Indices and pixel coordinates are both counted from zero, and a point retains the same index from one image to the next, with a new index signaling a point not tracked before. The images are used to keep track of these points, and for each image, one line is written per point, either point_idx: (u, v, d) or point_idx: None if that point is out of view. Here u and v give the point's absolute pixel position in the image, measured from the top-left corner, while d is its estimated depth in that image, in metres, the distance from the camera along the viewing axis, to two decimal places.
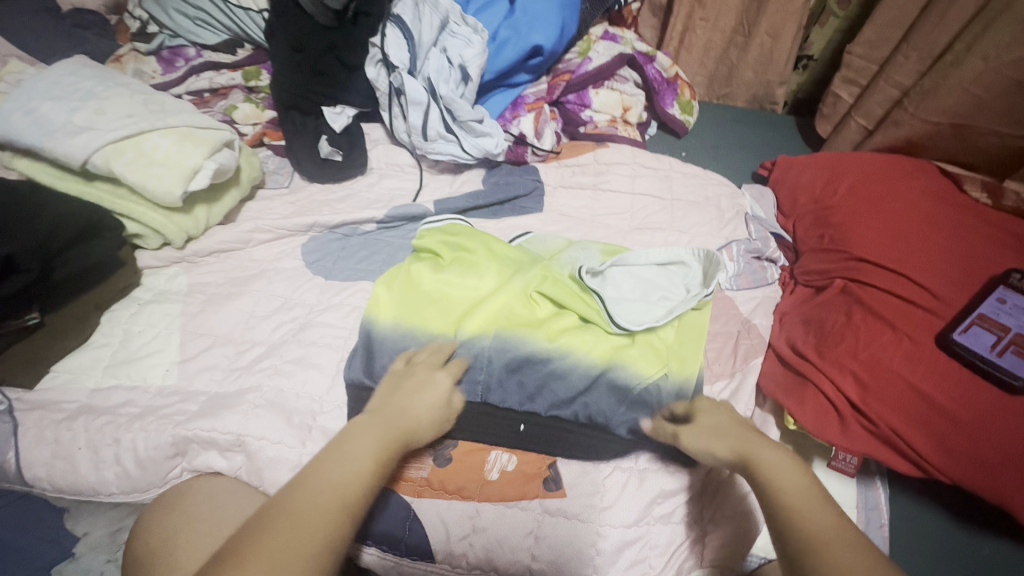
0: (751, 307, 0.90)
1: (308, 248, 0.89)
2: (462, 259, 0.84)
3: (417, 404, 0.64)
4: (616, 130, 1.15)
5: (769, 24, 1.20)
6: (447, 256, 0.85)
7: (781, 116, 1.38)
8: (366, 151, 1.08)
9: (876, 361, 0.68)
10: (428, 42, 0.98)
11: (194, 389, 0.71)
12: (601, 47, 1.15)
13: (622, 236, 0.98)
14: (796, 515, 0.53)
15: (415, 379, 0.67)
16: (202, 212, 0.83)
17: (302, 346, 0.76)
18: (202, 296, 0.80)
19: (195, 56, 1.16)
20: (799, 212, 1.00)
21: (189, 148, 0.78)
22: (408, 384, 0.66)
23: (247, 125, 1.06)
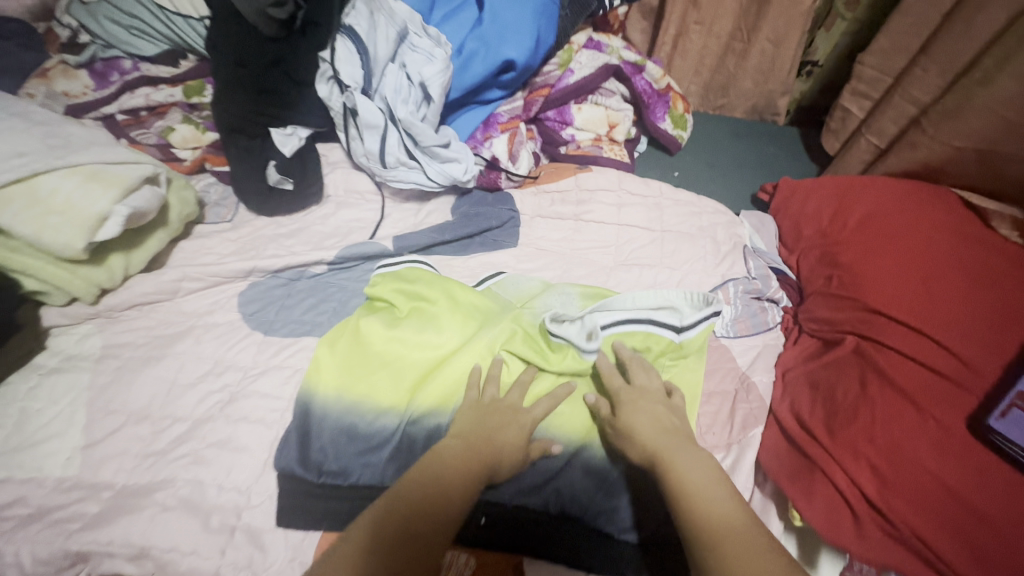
0: (750, 359, 0.79)
1: (246, 298, 0.79)
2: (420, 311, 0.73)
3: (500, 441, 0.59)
4: (601, 150, 1.04)
5: (769, 30, 1.09)
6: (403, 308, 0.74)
7: (782, 127, 1.27)
8: (322, 178, 0.97)
9: (896, 447, 0.58)
10: (385, 56, 0.86)
11: (99, 481, 0.60)
12: (584, 57, 1.03)
13: (606, 274, 0.87)
14: (694, 506, 0.50)
15: (499, 417, 0.62)
16: (118, 261, 0.72)
17: (231, 424, 0.65)
18: (116, 363, 0.69)
19: (131, 68, 1.04)
20: (804, 246, 0.90)
21: (96, 191, 0.67)
22: (493, 421, 0.61)
23: (186, 149, 0.95)
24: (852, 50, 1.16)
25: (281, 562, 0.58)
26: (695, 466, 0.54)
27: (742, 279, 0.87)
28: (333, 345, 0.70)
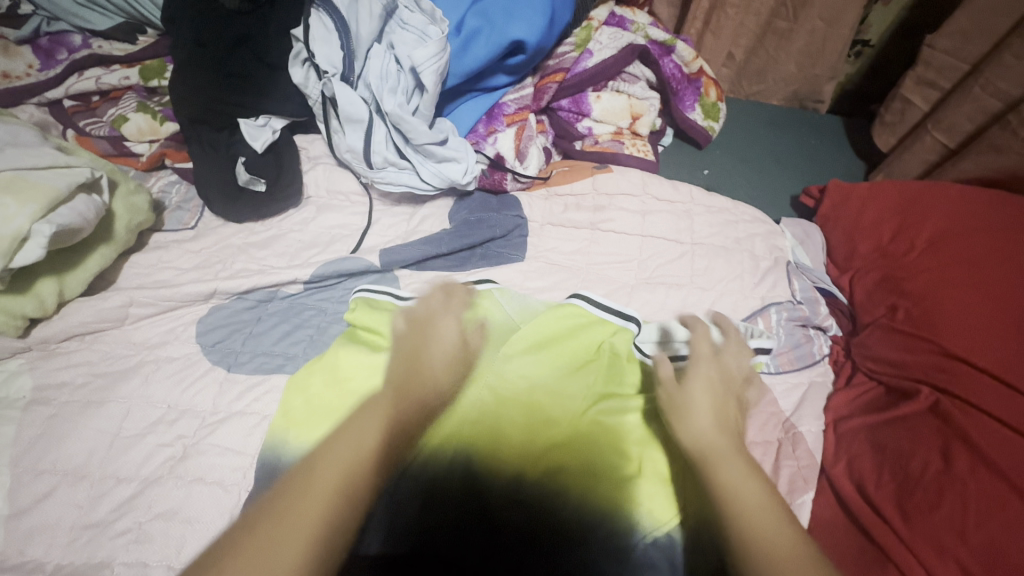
0: (796, 401, 0.68)
1: (206, 325, 0.67)
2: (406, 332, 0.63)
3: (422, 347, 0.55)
4: (623, 145, 0.90)
5: (821, 7, 0.94)
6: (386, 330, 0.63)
7: (825, 116, 1.12)
8: (301, 175, 0.84)
9: (993, 545, 0.47)
10: (370, 36, 0.72)
11: (23, 561, 0.50)
12: (604, 35, 0.88)
13: (627, 295, 0.75)
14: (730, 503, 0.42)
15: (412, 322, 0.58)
16: (48, 287, 0.61)
17: (183, 488, 0.55)
18: (48, 411, 0.58)
19: (82, 45, 0.91)
20: (860, 265, 0.77)
21: (10, 207, 0.55)
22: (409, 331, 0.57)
23: (143, 143, 0.83)
24: (911, 28, 1.01)
25: None
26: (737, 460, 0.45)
27: (786, 304, 0.75)
28: (303, 382, 0.60)
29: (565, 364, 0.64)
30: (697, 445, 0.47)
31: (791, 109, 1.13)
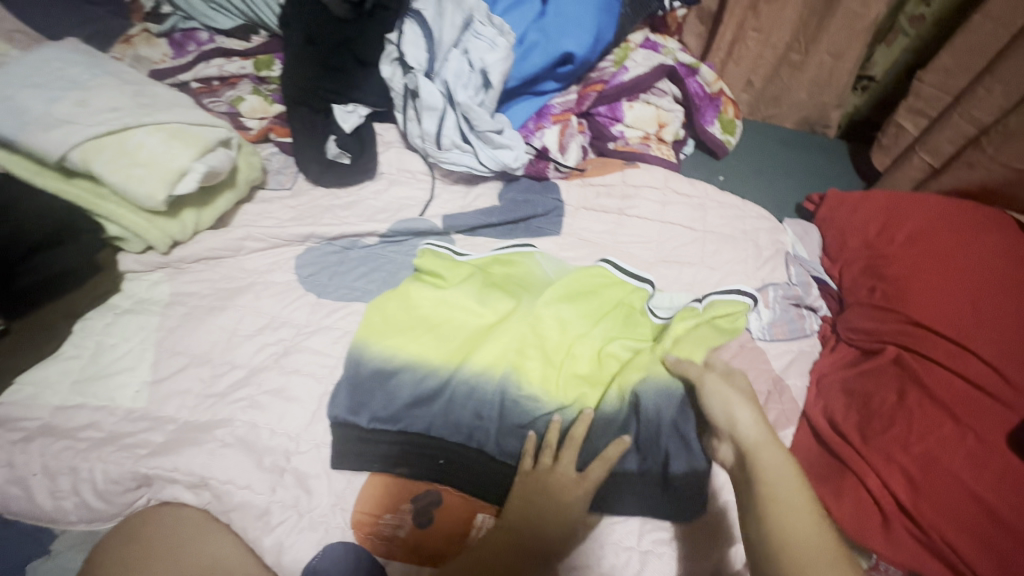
0: (785, 362, 0.79)
1: (303, 261, 0.83)
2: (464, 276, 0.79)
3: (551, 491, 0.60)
4: (649, 148, 1.05)
5: (829, 44, 1.10)
6: (448, 273, 0.79)
7: (832, 141, 1.26)
8: (377, 155, 1.00)
9: (931, 458, 0.60)
10: (449, 42, 0.89)
11: (162, 415, 0.65)
12: (639, 56, 1.05)
13: (646, 268, 0.89)
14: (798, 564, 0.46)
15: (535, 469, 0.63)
16: (190, 216, 0.77)
17: (283, 375, 0.69)
18: (182, 310, 0.74)
19: (208, 40, 1.10)
20: (847, 256, 0.90)
21: (177, 148, 0.71)
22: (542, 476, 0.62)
23: (254, 119, 1.00)
24: (910, 67, 1.16)
25: (326, 507, 0.62)
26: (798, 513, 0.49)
27: (782, 284, 0.88)
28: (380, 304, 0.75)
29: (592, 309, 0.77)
30: (788, 534, 0.48)
31: (802, 132, 1.27)
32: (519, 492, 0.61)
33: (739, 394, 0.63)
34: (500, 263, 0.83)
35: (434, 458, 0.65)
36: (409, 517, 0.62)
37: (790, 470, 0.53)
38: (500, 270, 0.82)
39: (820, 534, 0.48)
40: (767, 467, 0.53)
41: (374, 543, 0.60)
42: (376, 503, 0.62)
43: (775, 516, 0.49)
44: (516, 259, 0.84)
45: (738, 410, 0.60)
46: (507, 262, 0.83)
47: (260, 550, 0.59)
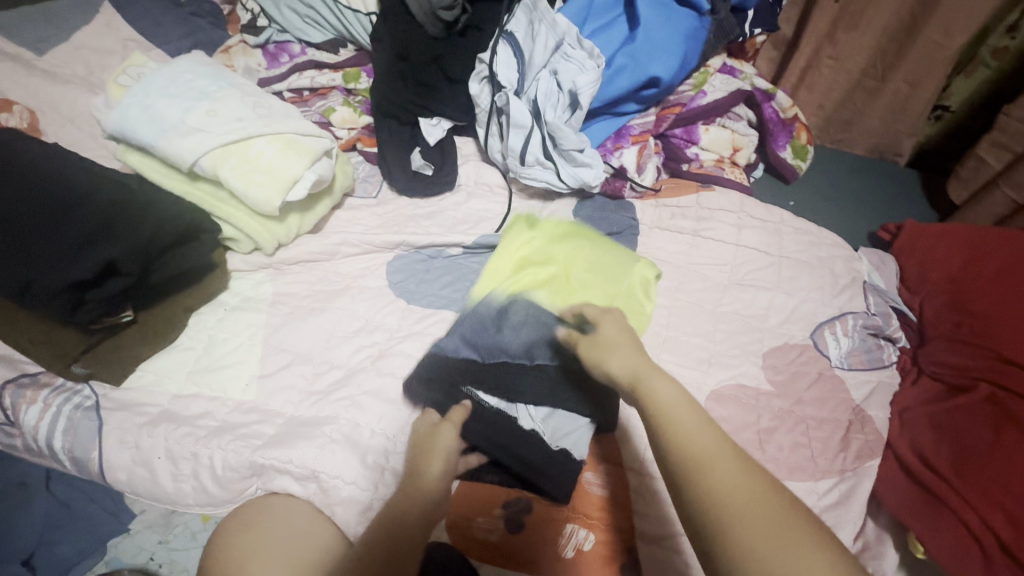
0: (866, 393, 0.79)
1: (392, 267, 0.86)
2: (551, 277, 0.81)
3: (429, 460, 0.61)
4: (723, 171, 1.06)
5: (907, 71, 1.09)
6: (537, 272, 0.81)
7: (902, 169, 1.25)
8: (457, 167, 1.03)
9: None
10: (540, 62, 0.93)
11: (270, 408, 0.69)
12: (717, 80, 1.07)
13: (720, 291, 0.90)
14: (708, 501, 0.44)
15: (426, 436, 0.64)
16: (294, 221, 0.81)
17: (380, 377, 0.73)
18: (285, 309, 0.78)
19: (300, 53, 1.15)
20: (929, 288, 0.90)
21: (292, 158, 0.76)
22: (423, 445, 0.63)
23: (343, 129, 1.06)
24: (989, 99, 1.15)
25: None
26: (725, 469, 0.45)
27: (861, 314, 0.88)
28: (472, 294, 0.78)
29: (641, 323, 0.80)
30: (690, 453, 0.46)
31: (873, 159, 1.26)
32: (412, 458, 0.62)
33: (619, 330, 0.61)
34: (586, 262, 0.84)
35: (512, 451, 0.66)
36: (501, 523, 0.64)
37: (684, 398, 0.50)
38: (584, 270, 0.83)
39: (699, 425, 0.48)
40: (659, 395, 0.50)
41: (469, 545, 0.63)
42: (468, 505, 0.65)
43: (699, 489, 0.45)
44: (599, 260, 0.85)
45: (599, 332, 0.61)
46: (591, 262, 0.84)
47: None
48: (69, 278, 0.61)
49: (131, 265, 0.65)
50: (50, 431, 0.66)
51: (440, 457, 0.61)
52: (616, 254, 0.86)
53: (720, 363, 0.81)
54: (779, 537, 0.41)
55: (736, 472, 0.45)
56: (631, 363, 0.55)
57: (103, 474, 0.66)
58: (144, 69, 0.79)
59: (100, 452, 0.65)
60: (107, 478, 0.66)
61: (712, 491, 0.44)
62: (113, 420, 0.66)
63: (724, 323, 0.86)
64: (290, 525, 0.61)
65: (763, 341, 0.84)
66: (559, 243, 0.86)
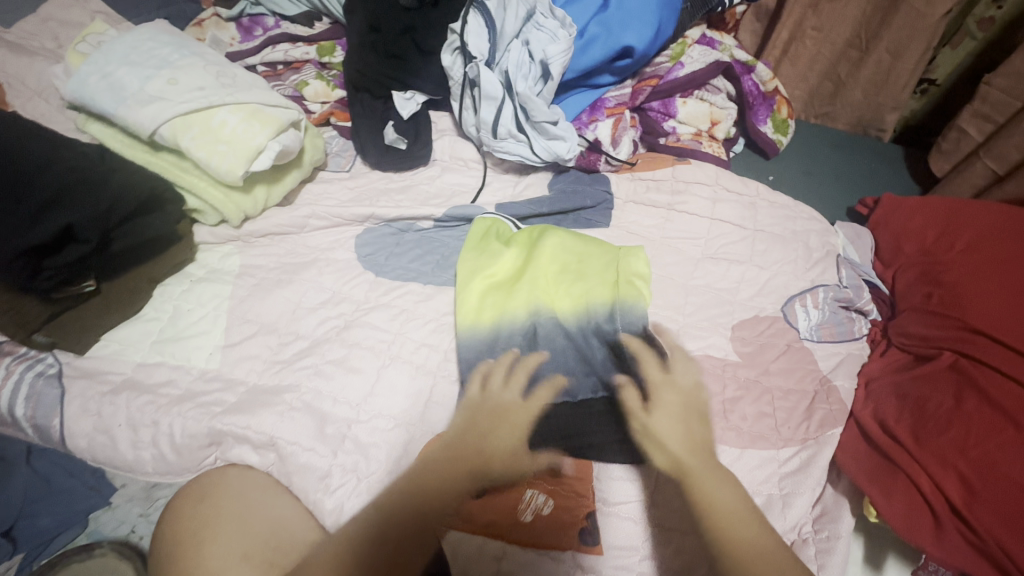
0: (833, 364, 0.80)
1: (362, 241, 0.86)
2: (527, 298, 0.76)
3: (502, 434, 0.65)
4: (700, 145, 1.05)
5: (890, 40, 1.07)
6: (514, 294, 0.76)
7: (886, 144, 1.24)
8: (431, 141, 1.03)
9: (989, 461, 0.61)
10: (511, 32, 0.92)
11: (234, 377, 0.69)
12: (695, 52, 1.05)
13: (693, 264, 0.89)
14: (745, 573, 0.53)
15: (497, 408, 0.66)
16: (262, 192, 0.80)
17: (345, 347, 0.73)
18: (252, 280, 0.78)
19: (273, 26, 1.14)
20: (904, 261, 0.89)
21: (255, 127, 0.75)
22: (489, 415, 0.66)
23: (316, 103, 1.04)
24: (974, 73, 1.13)
25: (381, 472, 0.64)
26: (726, 493, 0.59)
27: (833, 286, 0.87)
28: (475, 328, 0.74)
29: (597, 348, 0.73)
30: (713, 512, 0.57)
31: (855, 134, 1.25)
32: (470, 416, 0.66)
33: (677, 410, 0.66)
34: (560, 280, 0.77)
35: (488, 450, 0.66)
36: None
37: (739, 500, 0.59)
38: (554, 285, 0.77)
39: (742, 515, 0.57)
40: (710, 493, 0.59)
41: None
42: None
43: (716, 528, 0.57)
44: (592, 255, 0.80)
45: (653, 421, 0.66)
46: (575, 285, 0.77)
47: (322, 512, 0.62)
48: (25, 243, 0.61)
49: (89, 232, 0.65)
50: (12, 399, 0.66)
51: (513, 425, 0.65)
52: (601, 274, 0.77)
53: (689, 335, 0.80)
54: None
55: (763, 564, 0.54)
56: (681, 461, 0.62)
57: (65, 442, 0.66)
58: (104, 37, 0.78)
59: (61, 419, 0.66)
60: (69, 446, 0.66)
61: None
62: (75, 389, 0.67)
63: (696, 295, 0.85)
64: (250, 503, 0.61)
65: (734, 313, 0.84)
66: (539, 256, 0.79)
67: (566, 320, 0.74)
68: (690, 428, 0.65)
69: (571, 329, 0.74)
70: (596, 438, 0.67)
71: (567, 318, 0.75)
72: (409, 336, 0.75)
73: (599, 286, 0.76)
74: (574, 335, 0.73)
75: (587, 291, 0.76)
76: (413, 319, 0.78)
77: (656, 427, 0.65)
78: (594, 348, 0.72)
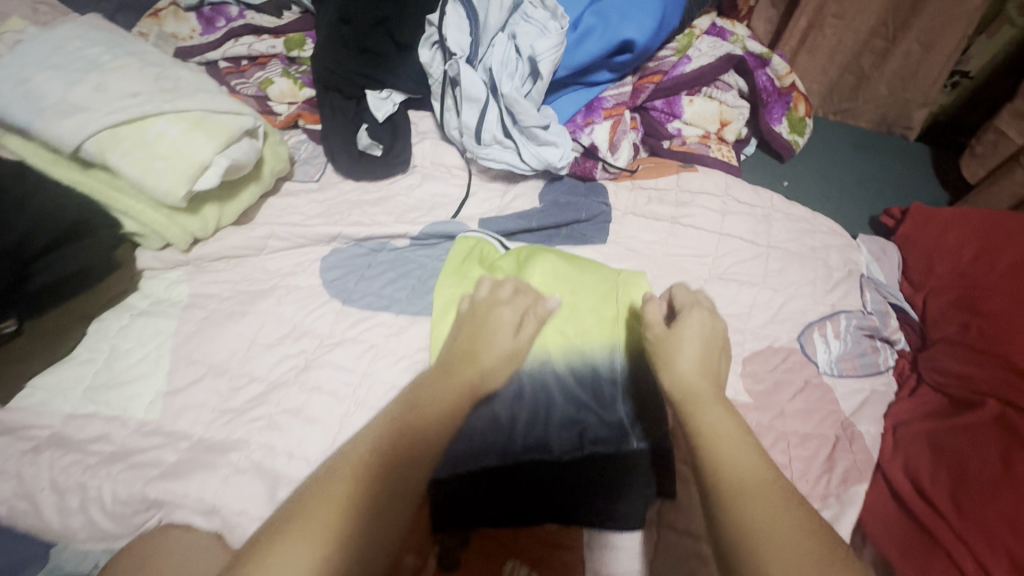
0: (856, 403, 0.71)
1: (328, 264, 0.77)
2: None
3: (489, 347, 0.63)
4: (709, 149, 0.94)
5: (921, 30, 0.96)
6: None
7: (912, 143, 1.13)
8: (411, 146, 0.92)
9: None
10: (496, 25, 0.82)
11: (176, 430, 0.61)
12: (703, 44, 0.95)
13: (700, 286, 0.80)
14: (741, 498, 0.46)
15: (485, 322, 0.65)
16: (212, 212, 0.71)
17: (305, 391, 0.64)
18: (201, 314, 0.69)
19: (237, 16, 1.03)
20: (937, 284, 0.79)
21: (200, 139, 0.65)
22: (478, 327, 0.64)
23: (282, 104, 0.94)
24: (1012, 64, 1.02)
25: None
26: (722, 418, 0.53)
27: (856, 313, 0.78)
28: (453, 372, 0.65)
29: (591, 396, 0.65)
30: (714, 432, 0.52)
31: (878, 133, 1.14)
32: (465, 341, 0.63)
33: (700, 335, 0.62)
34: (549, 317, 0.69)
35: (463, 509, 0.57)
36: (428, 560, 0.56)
37: (733, 423, 0.53)
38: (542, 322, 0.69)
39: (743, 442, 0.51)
40: (710, 421, 0.53)
41: None
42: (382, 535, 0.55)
43: (718, 447, 0.50)
44: (584, 284, 0.72)
45: (677, 344, 0.61)
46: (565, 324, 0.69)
47: None
48: None
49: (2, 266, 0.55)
50: None
51: (504, 335, 0.64)
52: (596, 313, 0.70)
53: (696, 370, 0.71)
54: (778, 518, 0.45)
55: (783, 524, 0.44)
56: (696, 388, 0.57)
57: None
58: (21, 36, 0.69)
59: None
60: None
61: (745, 511, 0.45)
62: None
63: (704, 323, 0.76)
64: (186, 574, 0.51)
65: (744, 344, 0.75)
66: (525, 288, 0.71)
67: (556, 362, 0.67)
68: (712, 352, 0.61)
69: (562, 372, 0.67)
70: (590, 498, 0.59)
71: (556, 359, 0.67)
72: (377, 377, 0.67)
73: (593, 322, 0.69)
74: (565, 379, 0.66)
75: (579, 327, 0.69)
76: (383, 356, 0.69)
77: (676, 341, 0.61)
78: (587, 397, 0.65)
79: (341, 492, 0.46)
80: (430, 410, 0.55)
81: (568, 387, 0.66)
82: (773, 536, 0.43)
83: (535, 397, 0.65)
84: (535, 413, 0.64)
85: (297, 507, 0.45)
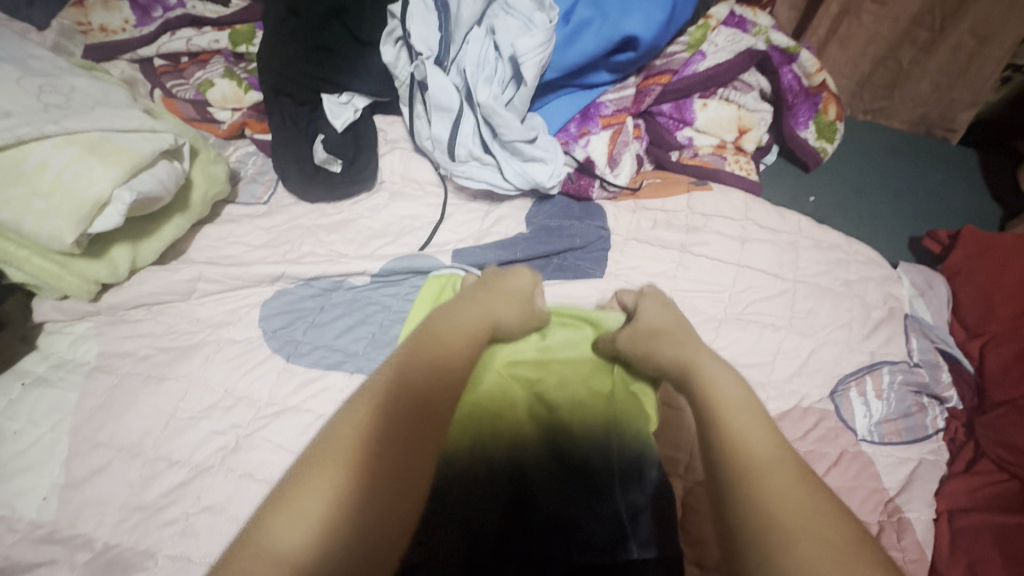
0: (902, 479, 0.59)
1: (270, 310, 0.64)
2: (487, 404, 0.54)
3: (503, 292, 0.57)
4: (724, 162, 0.83)
5: (976, 17, 0.83)
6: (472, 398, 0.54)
7: (956, 147, 0.98)
8: (377, 159, 0.78)
9: None
10: (471, 18, 0.68)
11: (75, 535, 0.50)
12: (721, 37, 0.80)
13: (715, 330, 0.67)
14: (755, 477, 0.37)
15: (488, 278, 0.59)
16: (123, 253, 0.59)
17: (232, 482, 0.52)
18: (109, 380, 0.57)
19: (177, 5, 0.88)
20: (995, 330, 0.68)
21: (95, 169, 0.52)
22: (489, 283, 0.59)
23: (225, 111, 0.81)
24: None
25: None
26: (727, 378, 0.45)
27: (901, 365, 0.65)
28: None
29: (586, 486, 0.50)
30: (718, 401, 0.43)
31: (915, 134, 0.99)
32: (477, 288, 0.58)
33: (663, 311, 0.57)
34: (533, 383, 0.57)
35: None
36: None
37: (734, 387, 0.44)
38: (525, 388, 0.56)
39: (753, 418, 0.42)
40: (712, 385, 0.44)
41: None
42: None
43: (720, 420, 0.41)
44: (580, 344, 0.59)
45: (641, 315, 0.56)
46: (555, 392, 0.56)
47: None
48: None
49: None
50: None
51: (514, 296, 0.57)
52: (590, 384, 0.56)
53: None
54: (794, 494, 0.36)
55: (795, 495, 0.36)
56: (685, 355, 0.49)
57: None
58: None
59: None
60: None
61: (761, 487, 0.36)
62: None
63: None
64: None
65: (768, 404, 0.63)
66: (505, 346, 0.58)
67: (540, 445, 0.52)
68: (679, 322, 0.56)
69: (548, 453, 0.52)
70: None
71: (540, 440, 0.53)
72: None
73: (585, 393, 0.56)
74: (552, 468, 0.51)
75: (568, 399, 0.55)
76: None
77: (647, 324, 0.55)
78: (584, 483, 0.50)
79: (359, 439, 0.40)
80: (445, 344, 0.49)
81: (561, 469, 0.51)
82: (783, 505, 0.35)
83: (514, 482, 0.50)
84: (513, 504, 0.49)
85: (314, 458, 0.39)
